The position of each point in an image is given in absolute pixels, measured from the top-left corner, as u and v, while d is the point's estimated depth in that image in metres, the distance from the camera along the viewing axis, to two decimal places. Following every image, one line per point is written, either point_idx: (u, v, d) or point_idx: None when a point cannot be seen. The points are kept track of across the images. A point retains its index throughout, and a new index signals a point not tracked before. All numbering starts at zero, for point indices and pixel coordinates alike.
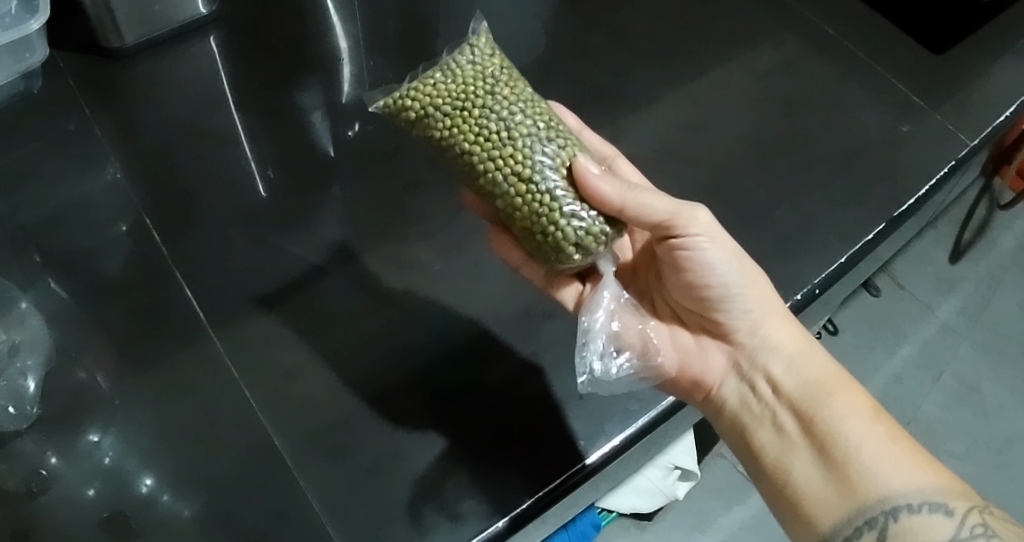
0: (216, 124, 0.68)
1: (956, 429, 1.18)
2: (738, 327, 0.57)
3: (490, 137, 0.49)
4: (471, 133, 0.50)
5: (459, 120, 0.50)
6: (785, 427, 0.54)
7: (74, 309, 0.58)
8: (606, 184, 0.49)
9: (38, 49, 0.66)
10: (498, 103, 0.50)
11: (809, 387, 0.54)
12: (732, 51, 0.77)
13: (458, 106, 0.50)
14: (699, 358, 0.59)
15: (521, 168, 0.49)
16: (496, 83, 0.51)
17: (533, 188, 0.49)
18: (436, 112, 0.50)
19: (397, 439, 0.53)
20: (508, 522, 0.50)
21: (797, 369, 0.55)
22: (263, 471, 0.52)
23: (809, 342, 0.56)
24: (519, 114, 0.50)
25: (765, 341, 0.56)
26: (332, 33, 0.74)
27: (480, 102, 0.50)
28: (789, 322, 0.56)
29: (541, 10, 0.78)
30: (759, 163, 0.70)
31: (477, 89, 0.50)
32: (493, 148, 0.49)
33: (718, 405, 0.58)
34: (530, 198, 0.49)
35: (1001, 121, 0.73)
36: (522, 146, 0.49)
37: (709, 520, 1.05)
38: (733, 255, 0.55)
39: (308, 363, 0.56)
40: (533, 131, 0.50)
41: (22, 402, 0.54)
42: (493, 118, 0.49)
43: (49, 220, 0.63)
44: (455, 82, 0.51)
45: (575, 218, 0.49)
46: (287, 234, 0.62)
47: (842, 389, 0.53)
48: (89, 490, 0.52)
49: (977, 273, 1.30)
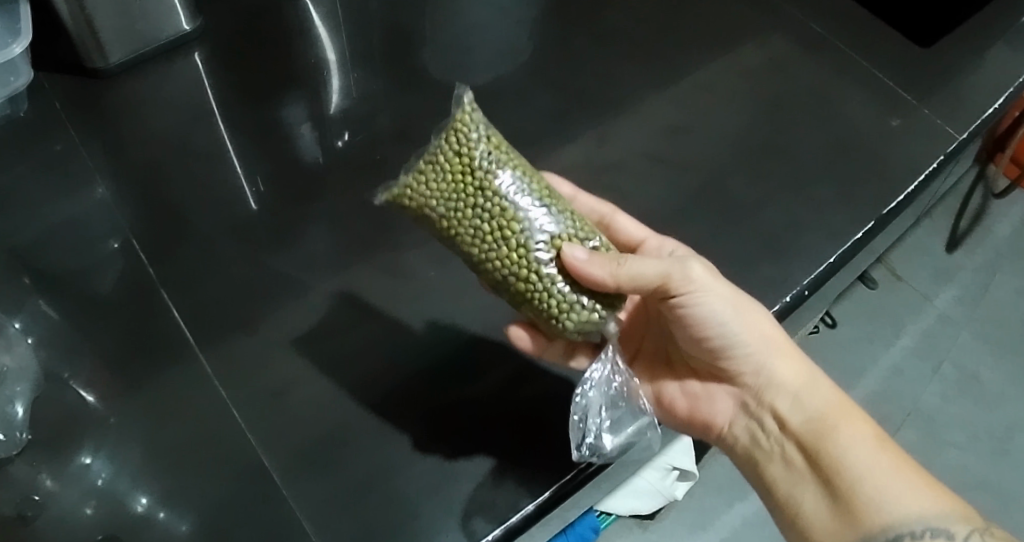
0: (202, 141, 0.68)
1: (956, 419, 1.19)
2: (743, 370, 0.56)
3: (485, 238, 0.48)
4: (467, 234, 0.49)
5: (454, 221, 0.48)
6: (794, 461, 0.53)
7: (67, 331, 0.58)
8: (598, 268, 0.47)
9: (22, 72, 0.67)
10: (490, 199, 0.48)
11: (813, 420, 0.53)
12: (718, 50, 0.77)
13: (450, 207, 0.48)
14: (708, 402, 0.59)
15: (519, 269, 0.48)
16: (486, 174, 0.48)
17: (530, 286, 0.49)
18: (433, 212, 0.49)
19: (393, 454, 0.53)
20: (537, 506, 0.51)
21: (802, 404, 0.54)
22: (251, 489, 0.52)
23: (813, 374, 0.56)
24: (511, 208, 0.48)
25: (770, 380, 0.56)
26: (319, 45, 0.74)
27: (472, 203, 0.48)
28: (790, 356, 0.55)
29: (525, 16, 0.78)
30: (746, 163, 0.70)
31: (466, 184, 0.48)
32: (489, 248, 0.48)
33: (731, 441, 0.58)
34: (528, 294, 0.49)
35: (990, 114, 0.72)
36: (519, 243, 0.48)
37: (710, 517, 1.05)
38: (728, 302, 0.53)
39: (300, 379, 0.56)
40: (529, 223, 0.48)
41: (13, 428, 0.54)
42: (486, 218, 0.48)
43: (37, 242, 0.63)
44: (445, 179, 0.48)
45: (576, 312, 0.49)
46: (274, 250, 0.62)
47: (845, 418, 0.53)
48: (87, 508, 0.52)
49: (974, 262, 1.31)
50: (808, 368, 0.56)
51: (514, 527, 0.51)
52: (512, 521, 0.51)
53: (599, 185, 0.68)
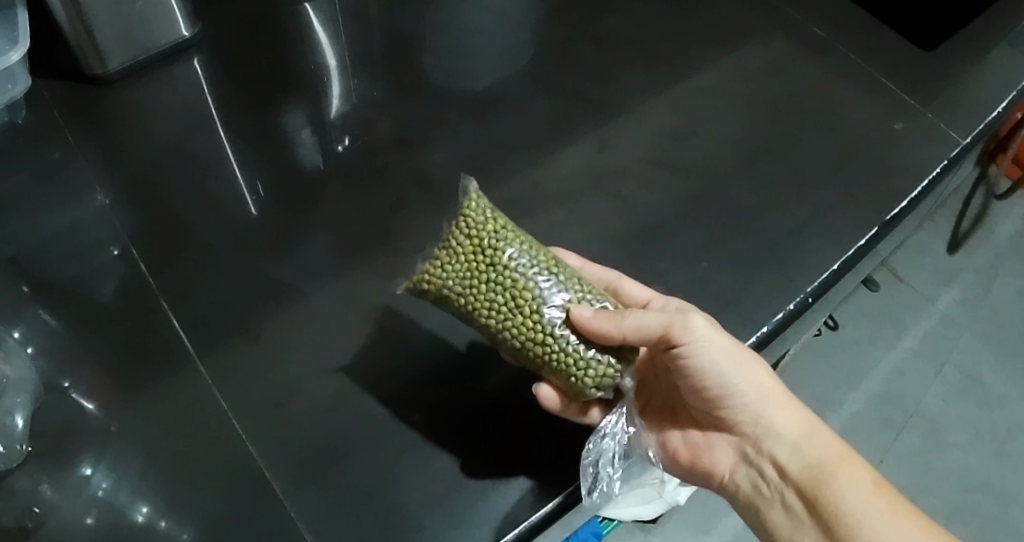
0: (202, 148, 0.67)
1: (958, 421, 1.20)
2: (742, 419, 0.56)
3: (500, 309, 0.49)
4: (482, 308, 0.49)
5: (470, 297, 0.49)
6: (795, 508, 0.54)
7: (66, 341, 0.58)
8: (604, 324, 0.48)
9: (20, 79, 0.67)
10: (503, 273, 0.49)
11: (812, 467, 0.54)
12: (720, 53, 0.77)
13: (465, 285, 0.49)
14: (708, 451, 0.58)
15: (535, 334, 0.49)
16: (496, 249, 0.49)
17: (547, 348, 0.49)
18: (449, 293, 0.50)
19: (393, 463, 0.53)
20: (557, 504, 0.52)
21: (801, 452, 0.54)
22: (253, 499, 0.51)
23: (811, 422, 0.55)
24: (522, 277, 0.49)
25: (769, 430, 0.55)
26: (319, 51, 0.73)
27: (485, 278, 0.49)
28: (788, 405, 0.55)
29: (526, 19, 0.78)
30: (749, 168, 0.69)
31: (479, 263, 0.49)
32: (504, 317, 0.49)
33: (732, 490, 0.58)
34: (546, 358, 0.50)
35: (993, 118, 0.72)
36: (532, 309, 0.49)
37: (713, 520, 1.05)
38: (728, 353, 0.52)
39: (300, 387, 0.56)
40: (540, 290, 0.49)
41: (13, 439, 0.54)
42: (499, 289, 0.49)
43: (35, 250, 0.62)
44: (458, 260, 0.50)
45: (592, 368, 0.49)
46: (275, 258, 0.62)
47: (842, 463, 0.53)
48: (88, 518, 0.51)
49: (976, 263, 1.32)
50: (805, 415, 0.56)
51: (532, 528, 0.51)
52: (533, 521, 0.51)
53: (601, 189, 0.67)
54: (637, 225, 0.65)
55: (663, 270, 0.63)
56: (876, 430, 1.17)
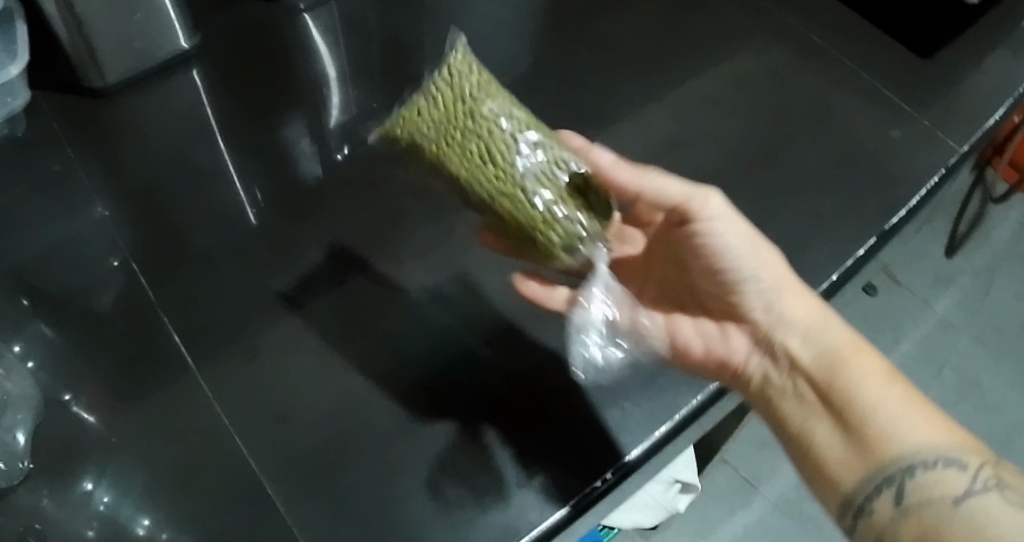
0: (203, 159, 0.67)
1: (958, 424, 1.20)
2: (755, 307, 0.56)
3: (473, 162, 0.51)
4: (455, 154, 0.51)
5: (444, 145, 0.51)
6: (806, 395, 0.52)
7: (67, 355, 0.58)
8: (623, 171, 0.53)
9: (20, 93, 0.67)
10: (478, 126, 0.50)
11: (826, 355, 0.52)
12: (718, 62, 0.77)
13: (440, 130, 0.51)
14: (721, 342, 0.58)
15: (504, 185, 0.51)
16: (475, 105, 0.51)
17: (516, 206, 0.51)
18: (425, 139, 0.52)
19: (394, 476, 0.51)
20: (564, 512, 0.50)
21: (815, 339, 0.53)
22: (256, 512, 0.51)
23: (824, 311, 0.54)
24: (498, 133, 0.51)
25: (782, 316, 0.54)
26: (318, 61, 0.73)
27: (460, 132, 0.51)
28: (805, 296, 0.54)
29: (524, 29, 0.78)
30: (748, 176, 0.69)
31: (456, 112, 0.51)
32: (477, 169, 0.51)
33: (745, 382, 0.56)
34: (516, 216, 0.51)
35: (989, 126, 0.73)
36: (505, 166, 0.50)
37: (713, 525, 1.13)
38: (746, 241, 0.55)
39: (299, 399, 0.55)
40: (515, 149, 0.51)
41: (15, 456, 0.54)
42: (473, 141, 0.51)
43: (36, 264, 0.62)
44: (438, 107, 0.51)
45: (560, 228, 0.51)
46: (276, 267, 0.62)
47: (856, 353, 0.52)
48: (88, 530, 0.51)
49: (973, 266, 1.33)
50: (820, 305, 0.55)
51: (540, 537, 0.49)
52: (540, 530, 0.49)
53: None
54: None
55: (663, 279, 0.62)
56: None
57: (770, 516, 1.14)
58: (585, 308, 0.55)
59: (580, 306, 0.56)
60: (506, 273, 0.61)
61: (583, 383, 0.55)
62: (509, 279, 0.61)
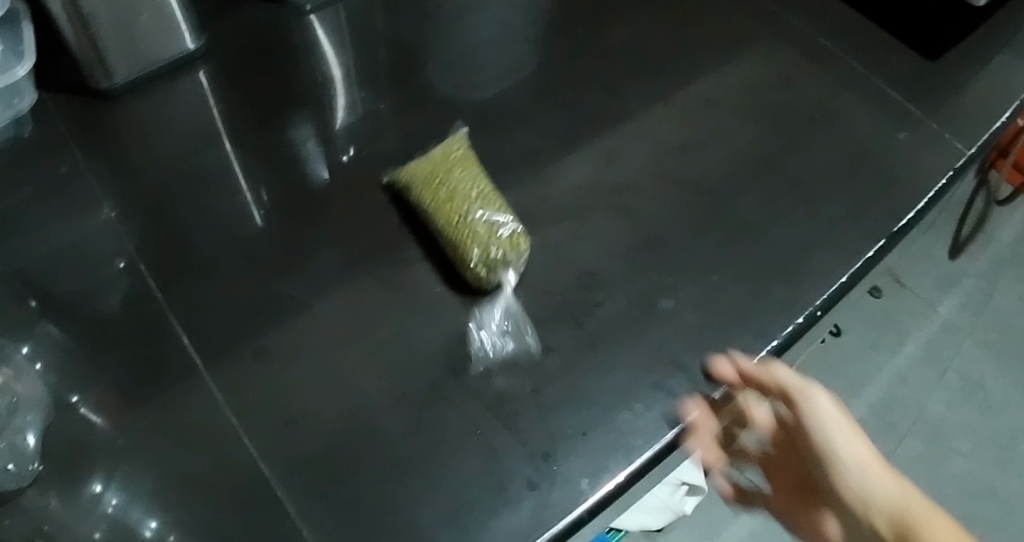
0: (210, 161, 0.67)
1: (960, 427, 1.25)
2: (843, 482, 0.55)
3: (433, 200, 0.60)
4: (425, 192, 0.61)
5: (420, 187, 0.62)
6: None
7: (73, 357, 0.57)
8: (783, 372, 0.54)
9: (26, 94, 0.67)
10: (448, 175, 0.61)
11: (897, 520, 0.54)
12: (725, 63, 0.76)
13: (420, 177, 0.62)
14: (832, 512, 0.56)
15: (451, 216, 0.59)
16: (458, 165, 0.63)
17: (457, 229, 0.58)
18: (408, 182, 0.62)
19: (404, 484, 0.51)
20: (571, 522, 0.50)
21: (871, 481, 0.54)
22: (263, 517, 0.50)
23: (881, 462, 0.55)
24: (460, 183, 0.61)
25: (859, 475, 0.55)
26: (324, 63, 0.73)
27: (434, 176, 0.61)
28: (891, 474, 0.55)
29: (530, 31, 0.77)
30: (756, 177, 0.68)
31: (437, 167, 0.62)
32: (435, 204, 0.60)
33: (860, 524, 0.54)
34: (455, 238, 0.58)
35: (998, 128, 0.72)
36: (456, 203, 0.59)
37: (719, 528, 1.13)
38: (847, 435, 0.55)
39: (308, 404, 0.54)
40: (470, 194, 0.60)
41: (24, 459, 0.53)
42: (440, 185, 0.61)
43: (42, 266, 0.62)
44: (426, 163, 0.63)
45: (481, 251, 0.57)
46: (282, 269, 0.61)
47: (926, 518, 0.54)
48: (96, 532, 0.51)
49: (977, 269, 1.37)
50: (898, 480, 0.55)
51: None
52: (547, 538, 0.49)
53: (609, 200, 0.66)
54: (644, 236, 0.64)
55: (672, 282, 0.61)
56: (881, 436, 1.23)
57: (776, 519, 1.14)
58: (490, 306, 0.58)
59: (488, 305, 0.58)
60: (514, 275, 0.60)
61: (479, 360, 0.56)
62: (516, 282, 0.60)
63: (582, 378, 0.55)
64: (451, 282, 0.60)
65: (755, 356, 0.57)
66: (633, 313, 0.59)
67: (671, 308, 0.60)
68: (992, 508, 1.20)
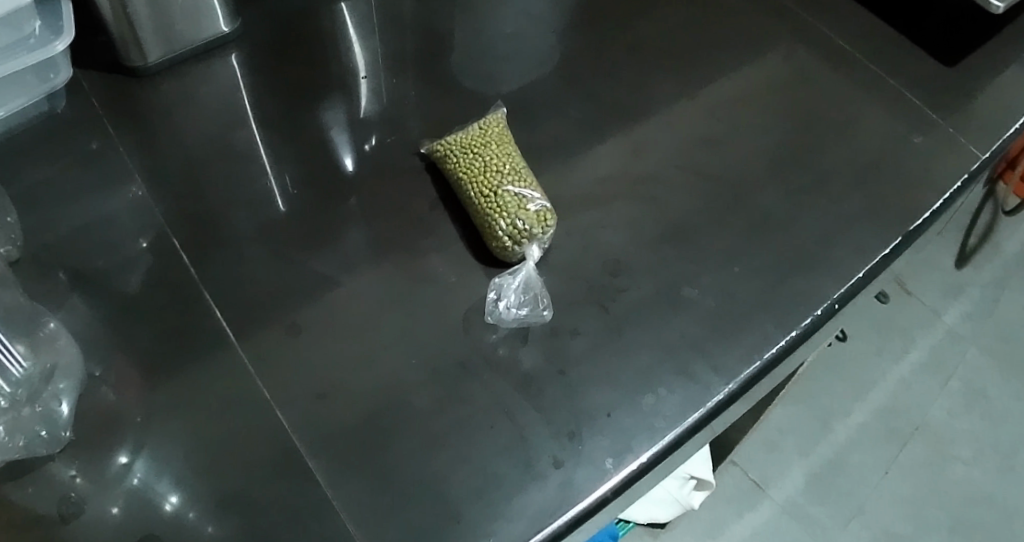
0: (238, 142, 0.68)
1: (963, 434, 1.26)
2: None
3: (469, 170, 0.61)
4: (461, 161, 0.62)
5: (457, 155, 0.63)
6: None
7: (103, 329, 0.58)
8: None
9: (62, 69, 0.68)
10: (487, 150, 0.62)
11: None
12: (747, 63, 0.77)
13: (460, 146, 0.63)
14: None
15: (485, 187, 0.60)
16: (496, 140, 0.64)
17: (486, 200, 0.60)
18: (447, 149, 0.63)
19: (431, 459, 0.52)
20: (591, 503, 0.51)
21: None
22: (289, 490, 0.51)
23: None
24: (498, 157, 0.62)
25: None
26: (351, 51, 0.74)
27: (473, 147, 0.62)
28: None
29: (556, 25, 0.78)
30: (777, 175, 0.69)
31: (476, 138, 0.63)
32: (471, 174, 0.61)
33: None
34: (484, 209, 0.60)
35: (1012, 133, 0.72)
36: (491, 175, 0.61)
37: (721, 527, 1.18)
38: None
39: (336, 378, 0.55)
40: (507, 169, 0.61)
41: (56, 426, 0.54)
42: (477, 157, 0.62)
43: (72, 239, 0.63)
44: (466, 134, 0.64)
45: (507, 223, 0.58)
46: (307, 249, 0.62)
47: None
48: (115, 507, 0.52)
49: (982, 279, 1.40)
50: None
51: (568, 524, 0.50)
52: (568, 518, 0.50)
53: (633, 192, 0.67)
54: (667, 227, 0.65)
55: (696, 271, 0.62)
56: (882, 441, 1.25)
57: (778, 520, 1.19)
58: (510, 275, 0.59)
59: (509, 273, 0.59)
60: (539, 260, 0.61)
61: (492, 324, 0.58)
62: (541, 268, 0.61)
63: (603, 365, 0.56)
64: (479, 258, 0.61)
65: (773, 345, 0.58)
66: (657, 301, 0.60)
67: (693, 298, 0.61)
68: (990, 516, 1.21)
